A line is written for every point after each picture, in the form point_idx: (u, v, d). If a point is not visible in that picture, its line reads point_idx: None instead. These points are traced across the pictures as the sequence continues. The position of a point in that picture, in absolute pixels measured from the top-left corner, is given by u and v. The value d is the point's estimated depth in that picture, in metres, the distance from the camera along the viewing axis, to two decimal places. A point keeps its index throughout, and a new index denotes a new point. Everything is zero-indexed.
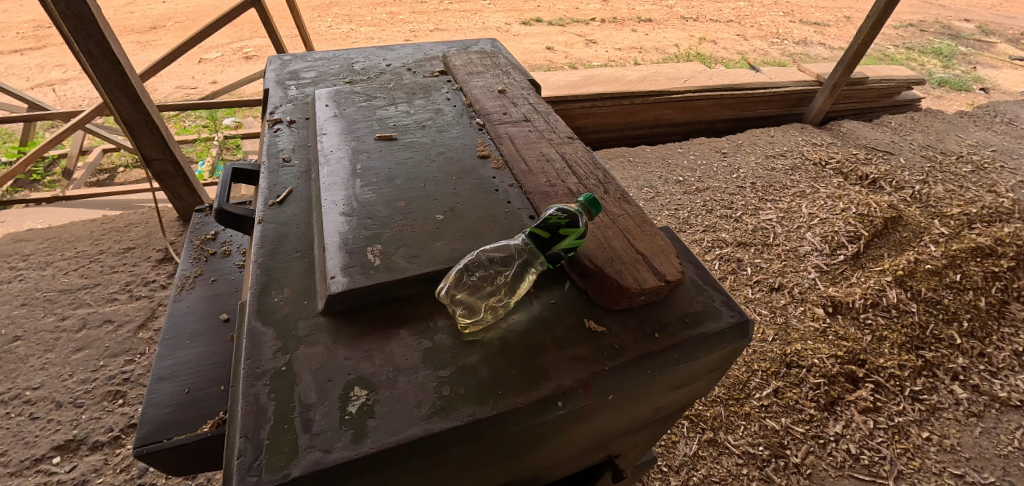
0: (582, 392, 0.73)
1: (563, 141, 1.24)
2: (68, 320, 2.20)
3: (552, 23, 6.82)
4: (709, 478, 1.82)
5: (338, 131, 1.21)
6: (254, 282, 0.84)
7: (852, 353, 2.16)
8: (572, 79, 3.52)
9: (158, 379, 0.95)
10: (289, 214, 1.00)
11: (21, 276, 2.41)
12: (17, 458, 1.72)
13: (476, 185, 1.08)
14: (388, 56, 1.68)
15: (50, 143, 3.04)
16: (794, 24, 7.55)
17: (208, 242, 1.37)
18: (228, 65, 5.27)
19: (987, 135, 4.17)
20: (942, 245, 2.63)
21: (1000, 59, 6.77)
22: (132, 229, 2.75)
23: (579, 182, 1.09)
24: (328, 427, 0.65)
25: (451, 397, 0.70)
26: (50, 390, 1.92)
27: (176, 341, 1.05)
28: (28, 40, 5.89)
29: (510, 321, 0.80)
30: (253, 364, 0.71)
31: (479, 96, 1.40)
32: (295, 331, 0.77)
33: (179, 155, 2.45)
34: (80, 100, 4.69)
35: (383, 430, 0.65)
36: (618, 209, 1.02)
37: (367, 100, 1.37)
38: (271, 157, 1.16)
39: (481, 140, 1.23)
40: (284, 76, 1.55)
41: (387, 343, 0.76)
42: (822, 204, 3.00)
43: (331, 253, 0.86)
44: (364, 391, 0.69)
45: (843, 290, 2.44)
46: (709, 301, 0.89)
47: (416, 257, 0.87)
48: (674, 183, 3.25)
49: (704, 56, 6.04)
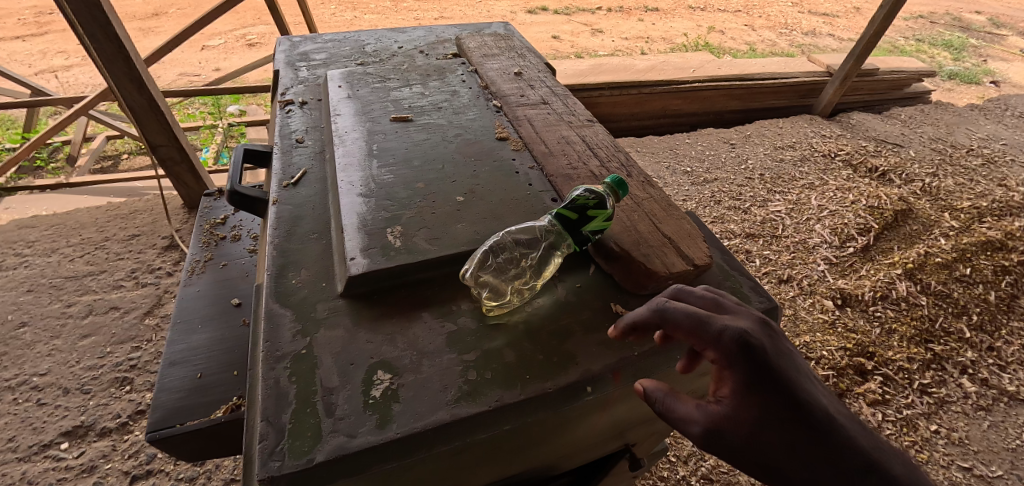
0: (610, 378, 0.71)
1: (583, 123, 1.21)
2: (74, 306, 2.19)
3: (558, 11, 6.73)
4: (717, 469, 1.80)
5: (351, 112, 1.18)
6: (270, 265, 0.82)
7: (862, 346, 2.14)
8: (580, 68, 3.47)
9: (169, 364, 0.93)
10: (304, 195, 0.97)
11: (27, 263, 2.41)
12: (26, 443, 1.72)
13: (497, 167, 1.05)
14: (399, 38, 1.64)
15: (55, 129, 3.02)
16: (802, 15, 7.42)
17: (218, 226, 1.35)
18: (231, 53, 5.21)
19: (998, 128, 4.11)
20: (952, 238, 2.59)
21: (1011, 52, 6.68)
22: (138, 216, 2.73)
23: (602, 165, 1.07)
24: (352, 411, 0.63)
25: (478, 382, 0.67)
26: (58, 376, 1.91)
27: (187, 325, 1.03)
28: (30, 26, 5.84)
29: (536, 305, 0.78)
30: (272, 347, 0.69)
31: (496, 78, 1.37)
32: (315, 312, 0.75)
33: (185, 141, 2.41)
34: (82, 86, 4.66)
35: (408, 415, 0.63)
36: (642, 192, 1.00)
37: (381, 81, 1.33)
38: (283, 138, 1.13)
39: (500, 123, 1.20)
40: (294, 57, 1.51)
41: (410, 326, 0.73)
42: (831, 197, 2.97)
43: (350, 234, 0.83)
44: (388, 375, 0.67)
45: (852, 282, 2.42)
46: (737, 286, 0.86)
47: (438, 238, 0.85)
48: (682, 174, 3.22)
49: (712, 46, 5.98)
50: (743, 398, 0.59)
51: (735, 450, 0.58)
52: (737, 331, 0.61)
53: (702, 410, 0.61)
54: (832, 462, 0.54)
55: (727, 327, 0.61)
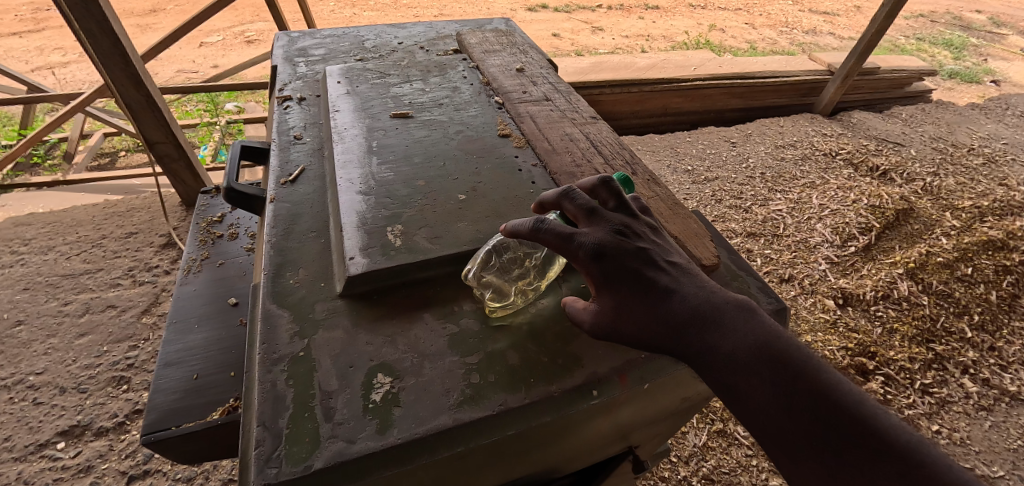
0: (617, 380, 0.69)
1: (586, 120, 1.19)
2: (70, 304, 2.16)
3: (558, 9, 6.70)
4: (719, 469, 1.78)
5: (351, 108, 1.16)
6: (267, 264, 0.80)
7: (863, 346, 2.13)
8: (581, 66, 3.44)
9: (165, 365, 0.91)
10: (303, 193, 0.95)
11: (23, 260, 2.38)
12: (21, 443, 1.69)
13: (499, 165, 1.03)
14: (400, 34, 1.62)
15: (51, 125, 2.99)
16: (803, 13, 7.39)
17: (215, 225, 1.33)
18: (230, 50, 5.18)
19: (998, 127, 4.10)
20: (953, 238, 2.58)
21: (1011, 51, 6.66)
22: (135, 214, 2.71)
23: (606, 162, 1.05)
24: (351, 415, 0.61)
25: (481, 385, 0.65)
26: (54, 376, 1.89)
27: (183, 325, 1.01)
28: (26, 22, 5.80)
29: (540, 306, 0.76)
30: (269, 349, 0.67)
31: (497, 75, 1.35)
32: (313, 313, 0.73)
33: (183, 138, 2.39)
34: (79, 83, 4.63)
35: (409, 419, 0.61)
36: (647, 191, 0.99)
37: (381, 77, 1.31)
38: (281, 135, 1.11)
39: (502, 119, 1.18)
40: (293, 53, 1.49)
41: (411, 328, 0.72)
42: (832, 196, 2.95)
43: (350, 233, 0.81)
44: (388, 378, 0.65)
45: (854, 281, 2.40)
46: (745, 287, 0.84)
47: (439, 237, 0.83)
48: (683, 173, 3.20)
49: (713, 44, 5.95)
50: (605, 290, 0.68)
51: (610, 336, 0.68)
52: (594, 243, 0.68)
53: (586, 311, 0.70)
54: (666, 328, 0.65)
55: (584, 241, 0.68)
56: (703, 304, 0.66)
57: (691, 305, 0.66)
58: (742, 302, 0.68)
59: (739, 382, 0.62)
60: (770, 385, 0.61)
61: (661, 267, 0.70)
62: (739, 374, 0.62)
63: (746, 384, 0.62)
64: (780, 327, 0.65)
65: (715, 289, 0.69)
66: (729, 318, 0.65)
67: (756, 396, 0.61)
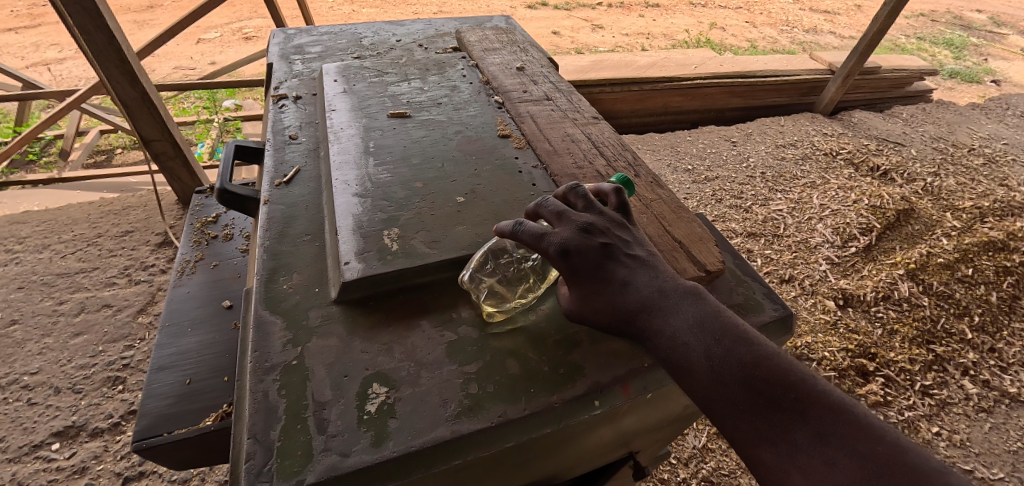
0: (619, 390, 0.67)
1: (587, 121, 1.17)
2: (65, 303, 2.14)
3: (558, 7, 6.66)
4: (719, 471, 1.77)
5: (347, 107, 1.14)
6: (260, 269, 0.78)
7: (863, 347, 2.11)
8: (581, 64, 3.41)
9: (158, 369, 0.89)
10: (297, 194, 0.93)
11: (18, 259, 2.35)
12: (15, 444, 1.67)
13: (499, 166, 1.00)
14: (398, 31, 1.59)
15: (47, 122, 2.96)
16: (804, 12, 7.35)
17: (209, 225, 1.31)
18: (227, 46, 5.14)
19: (999, 128, 4.08)
20: (954, 238, 2.56)
21: (1012, 51, 6.64)
22: (131, 212, 2.68)
23: (608, 164, 1.03)
24: (345, 427, 0.59)
25: (479, 395, 0.63)
26: (49, 375, 1.87)
27: (176, 328, 0.98)
28: (23, 18, 5.75)
29: (540, 312, 0.74)
30: (261, 358, 0.65)
31: (497, 74, 1.33)
32: (307, 320, 0.71)
33: (179, 135, 2.37)
34: (76, 80, 4.59)
35: (405, 431, 0.59)
36: (650, 193, 0.97)
37: (378, 75, 1.29)
38: (276, 134, 1.09)
39: (501, 119, 1.16)
40: (289, 50, 1.46)
41: (408, 335, 0.69)
42: (833, 196, 2.93)
43: (345, 237, 0.79)
44: (383, 388, 0.63)
45: (854, 282, 2.39)
46: (750, 293, 0.82)
47: (437, 242, 0.81)
48: (683, 172, 3.18)
49: (713, 42, 5.92)
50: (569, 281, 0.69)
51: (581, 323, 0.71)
52: (561, 243, 0.67)
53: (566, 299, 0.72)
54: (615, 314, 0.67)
55: (552, 241, 0.67)
56: (654, 291, 0.67)
57: (642, 294, 0.67)
58: (691, 287, 0.69)
59: (685, 364, 0.63)
60: (712, 366, 0.61)
61: (620, 256, 0.70)
62: (680, 351, 0.63)
63: (692, 365, 0.62)
64: (723, 308, 0.66)
65: (668, 275, 0.70)
66: (674, 302, 0.66)
67: (701, 375, 0.62)
